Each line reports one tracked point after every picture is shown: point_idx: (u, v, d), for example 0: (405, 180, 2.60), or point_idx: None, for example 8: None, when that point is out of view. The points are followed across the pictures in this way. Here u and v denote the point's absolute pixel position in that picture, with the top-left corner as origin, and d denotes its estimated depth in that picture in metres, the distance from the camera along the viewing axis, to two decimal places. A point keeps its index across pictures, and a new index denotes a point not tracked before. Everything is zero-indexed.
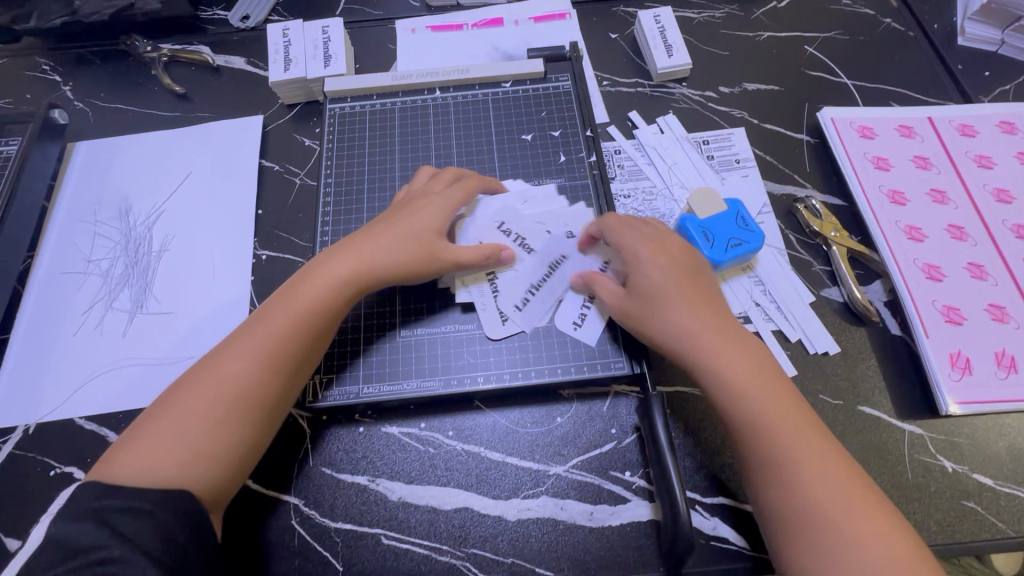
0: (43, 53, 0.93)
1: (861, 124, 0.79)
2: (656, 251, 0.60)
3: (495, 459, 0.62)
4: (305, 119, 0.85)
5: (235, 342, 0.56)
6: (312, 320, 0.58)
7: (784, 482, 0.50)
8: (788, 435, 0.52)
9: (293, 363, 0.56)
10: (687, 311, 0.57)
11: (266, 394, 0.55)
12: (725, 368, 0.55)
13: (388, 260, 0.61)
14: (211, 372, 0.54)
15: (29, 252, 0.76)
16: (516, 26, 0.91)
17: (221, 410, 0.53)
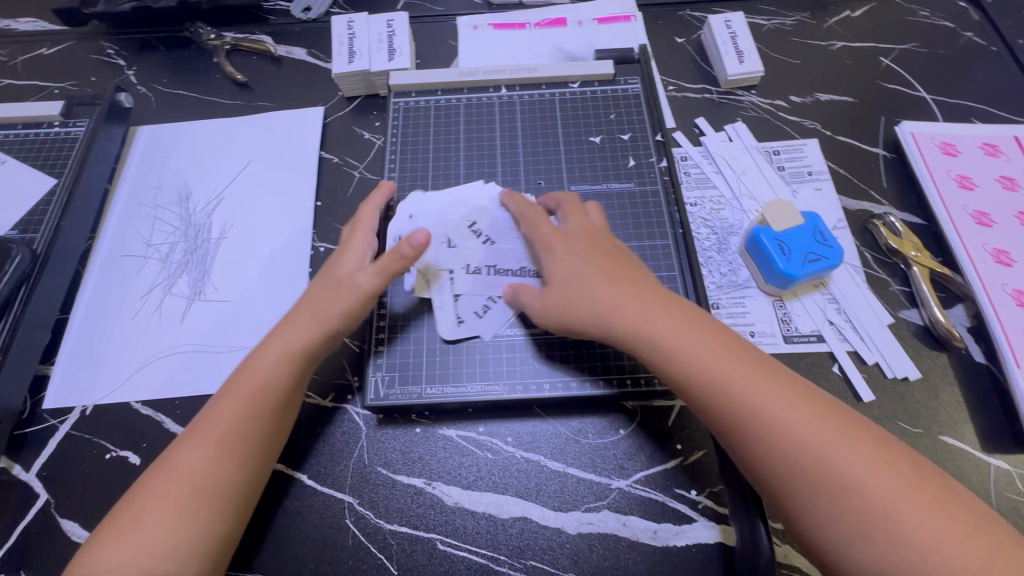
0: (109, 37, 0.94)
1: (942, 140, 0.76)
2: (563, 250, 0.60)
3: (556, 468, 0.60)
4: (365, 112, 0.84)
5: (187, 434, 0.55)
6: (260, 398, 0.56)
7: (784, 459, 0.46)
8: (775, 410, 0.47)
9: (246, 441, 0.54)
10: (616, 294, 0.56)
11: (225, 481, 0.52)
12: (680, 351, 0.52)
13: (315, 321, 0.58)
14: (168, 469, 0.52)
15: (90, 234, 0.76)
16: (580, 27, 0.90)
17: (183, 502, 0.51)
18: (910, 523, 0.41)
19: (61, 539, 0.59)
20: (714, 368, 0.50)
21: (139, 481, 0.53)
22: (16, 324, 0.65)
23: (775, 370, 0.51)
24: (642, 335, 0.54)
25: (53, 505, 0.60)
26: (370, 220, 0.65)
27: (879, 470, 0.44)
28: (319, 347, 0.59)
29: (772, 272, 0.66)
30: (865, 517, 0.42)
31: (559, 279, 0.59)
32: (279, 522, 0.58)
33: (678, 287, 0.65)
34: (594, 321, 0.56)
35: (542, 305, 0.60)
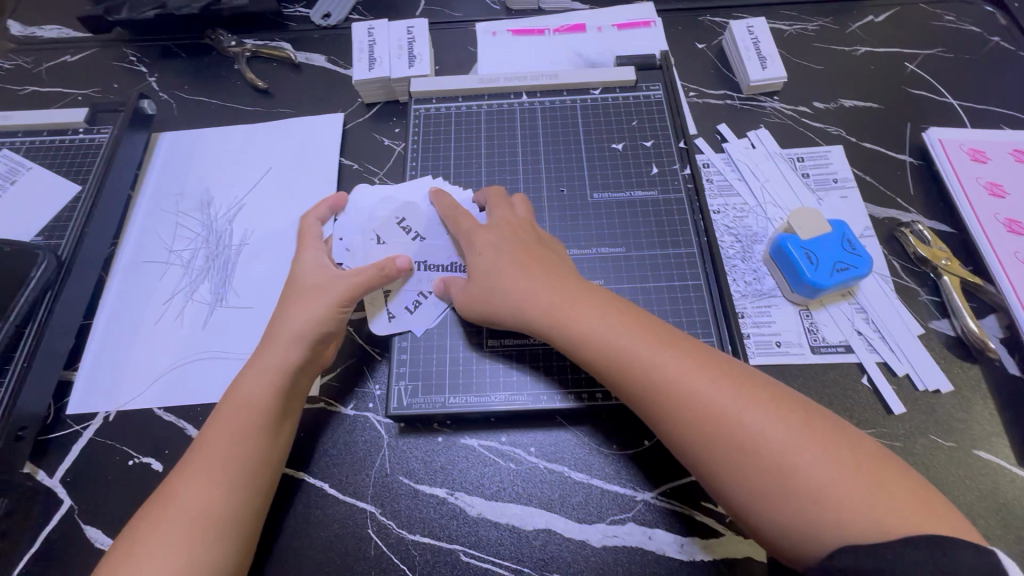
0: (132, 45, 0.95)
1: (971, 146, 0.75)
2: (481, 246, 0.60)
3: (580, 480, 0.60)
4: (385, 118, 0.84)
5: (182, 467, 0.53)
6: (249, 418, 0.55)
7: (698, 433, 0.46)
8: (696, 395, 0.47)
9: (242, 466, 0.53)
10: (533, 283, 0.56)
11: (225, 511, 0.51)
12: (601, 338, 0.52)
13: (298, 335, 0.58)
14: (164, 505, 0.51)
15: (113, 240, 0.76)
16: (599, 33, 0.89)
17: (182, 538, 0.49)
18: (807, 475, 0.42)
19: (85, 545, 0.59)
20: (622, 347, 0.51)
21: (135, 522, 0.51)
22: (42, 330, 0.65)
23: (682, 342, 0.51)
24: (554, 319, 0.54)
25: (77, 512, 0.60)
26: (318, 232, 0.66)
27: (777, 426, 0.45)
28: (307, 361, 0.58)
29: (799, 281, 0.64)
30: (765, 475, 0.43)
31: (477, 275, 0.59)
32: (301, 532, 0.58)
33: (704, 296, 0.64)
34: (506, 312, 0.56)
35: (462, 300, 0.60)
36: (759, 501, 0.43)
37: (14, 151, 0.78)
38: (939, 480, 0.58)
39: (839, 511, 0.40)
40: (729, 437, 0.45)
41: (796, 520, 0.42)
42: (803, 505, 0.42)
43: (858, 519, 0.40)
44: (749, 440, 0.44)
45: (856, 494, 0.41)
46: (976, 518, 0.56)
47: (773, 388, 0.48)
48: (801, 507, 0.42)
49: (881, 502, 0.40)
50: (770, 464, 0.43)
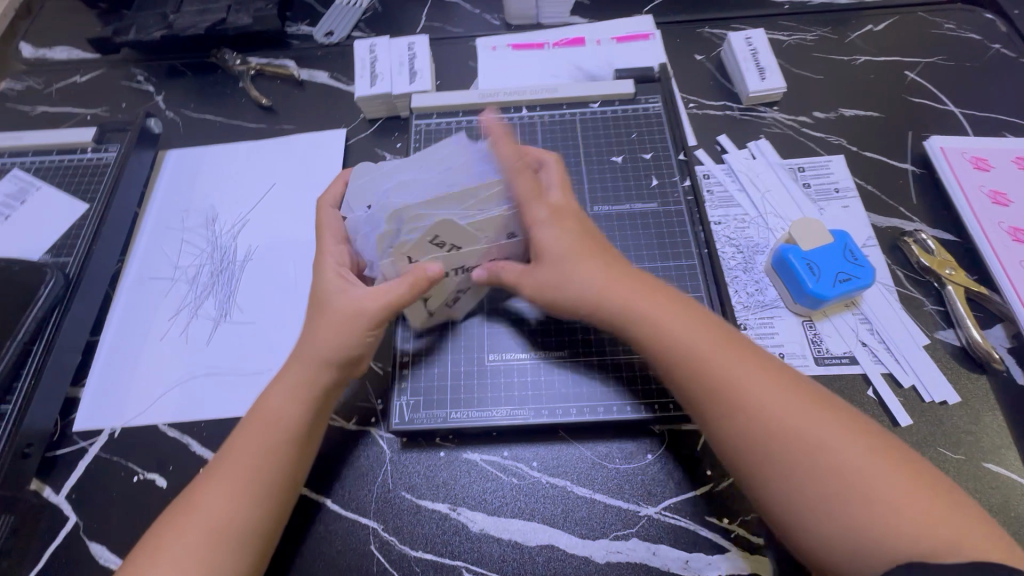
0: (140, 64, 0.97)
1: (974, 155, 0.74)
2: (556, 223, 0.57)
3: (583, 494, 0.59)
4: (387, 133, 0.85)
5: (208, 475, 0.53)
6: (278, 432, 0.54)
7: (769, 439, 0.47)
8: (770, 402, 0.48)
9: (266, 483, 0.53)
10: (607, 276, 0.56)
11: (244, 530, 0.51)
12: (675, 340, 0.52)
13: (322, 350, 0.56)
14: (188, 514, 0.51)
15: (120, 257, 0.77)
16: (599, 46, 0.90)
17: (202, 554, 0.49)
18: (877, 491, 0.43)
19: (90, 563, 0.59)
20: (699, 349, 0.51)
21: (156, 526, 0.52)
22: (50, 348, 0.66)
23: (760, 354, 0.51)
24: (628, 316, 0.54)
25: (82, 529, 0.61)
26: (336, 225, 0.64)
27: (849, 443, 0.45)
28: (329, 378, 0.57)
29: (801, 292, 0.64)
30: (821, 487, 0.44)
31: (552, 254, 0.57)
32: (303, 548, 0.58)
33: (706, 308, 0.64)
34: (586, 299, 0.56)
35: (534, 282, 0.58)
36: (808, 508, 0.44)
37: (24, 170, 0.80)
38: None
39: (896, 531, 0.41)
40: (797, 444, 0.46)
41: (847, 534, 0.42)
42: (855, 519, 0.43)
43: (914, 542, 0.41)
44: (817, 448, 0.45)
45: (920, 520, 0.42)
46: None
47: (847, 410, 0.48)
48: (855, 519, 0.43)
49: (941, 532, 0.41)
50: (831, 475, 0.44)
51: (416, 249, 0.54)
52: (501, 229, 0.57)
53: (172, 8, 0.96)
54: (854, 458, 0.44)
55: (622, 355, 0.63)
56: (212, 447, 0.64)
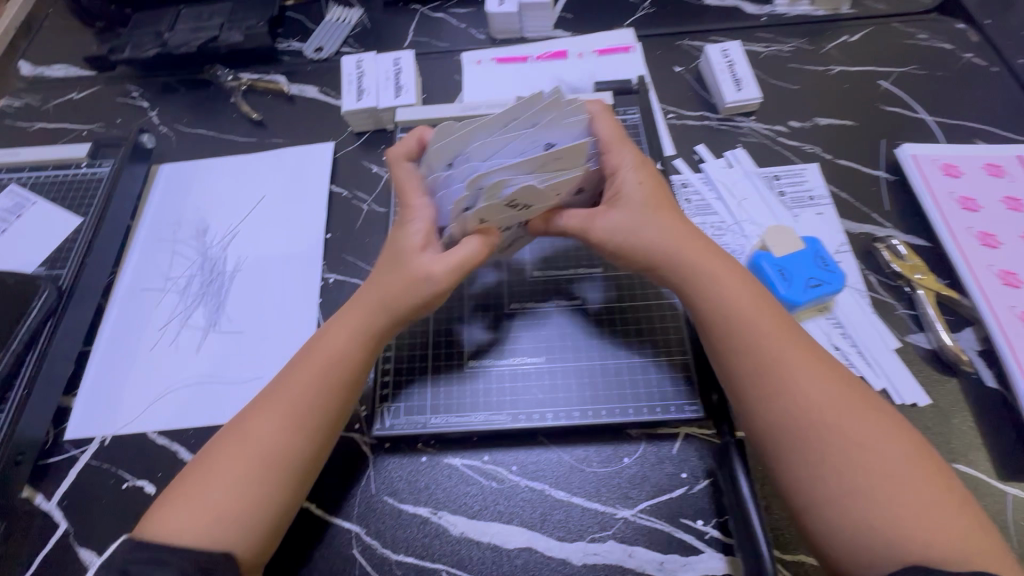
0: (135, 81, 0.99)
1: (944, 161, 0.76)
2: (641, 171, 0.61)
3: (561, 498, 0.60)
4: (374, 146, 0.87)
5: (262, 404, 0.57)
6: (329, 371, 0.58)
7: (810, 414, 0.51)
8: (818, 387, 0.52)
9: (316, 420, 0.56)
10: (677, 233, 0.60)
11: (292, 463, 0.55)
12: (735, 313, 0.56)
13: (377, 301, 0.59)
14: (241, 442, 0.55)
15: (113, 268, 0.79)
16: (581, 59, 0.93)
17: (250, 475, 0.54)
18: (897, 496, 0.46)
19: (80, 569, 0.60)
20: (747, 329, 0.55)
21: (208, 448, 0.57)
22: (43, 357, 0.68)
23: (808, 342, 0.55)
24: (688, 270, 0.59)
25: (72, 535, 0.62)
26: (415, 181, 0.61)
27: (874, 438, 0.49)
28: (382, 329, 0.59)
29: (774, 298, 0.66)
30: (838, 472, 0.48)
31: (632, 198, 0.61)
32: (287, 552, 0.59)
33: (679, 319, 0.66)
34: (661, 245, 0.60)
35: (605, 225, 0.61)
36: (822, 490, 0.48)
37: (20, 186, 0.82)
38: None
39: (901, 525, 0.45)
40: (823, 430, 0.50)
41: (855, 519, 0.46)
42: (863, 508, 0.47)
43: (915, 537, 0.45)
44: (841, 439, 0.49)
45: (925, 517, 0.46)
46: None
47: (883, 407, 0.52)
48: (863, 508, 0.47)
49: (943, 530, 0.45)
50: (849, 463, 0.48)
51: (492, 212, 0.55)
52: (574, 184, 0.59)
53: (167, 26, 0.99)
54: (875, 451, 0.48)
55: (598, 361, 0.65)
56: None
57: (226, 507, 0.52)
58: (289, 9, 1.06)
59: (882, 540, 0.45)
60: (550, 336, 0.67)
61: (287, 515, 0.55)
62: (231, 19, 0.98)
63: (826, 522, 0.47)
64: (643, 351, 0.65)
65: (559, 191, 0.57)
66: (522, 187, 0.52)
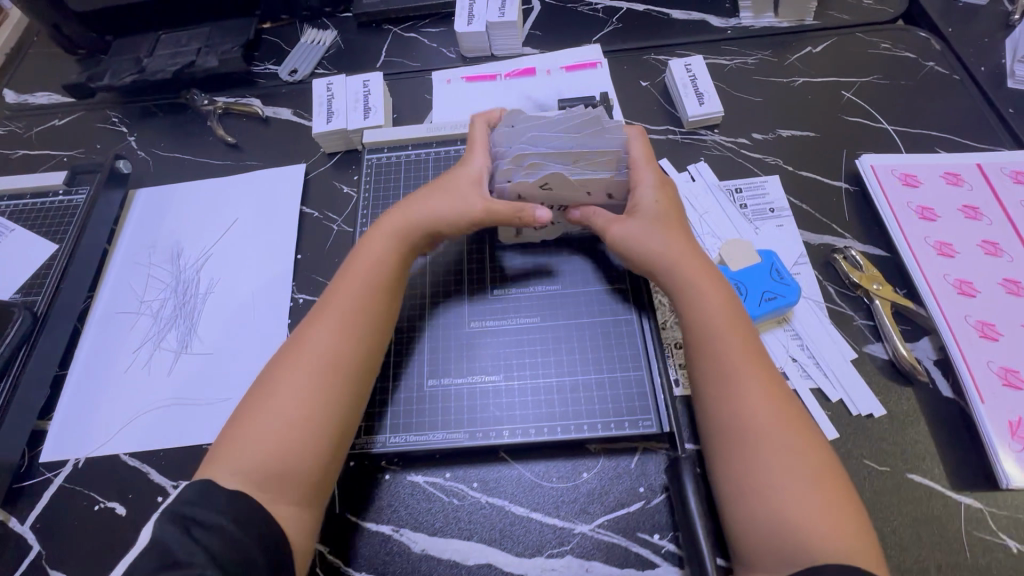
0: (115, 107, 1.02)
1: (904, 171, 0.77)
2: (659, 187, 0.64)
3: (520, 513, 0.61)
4: (345, 166, 0.89)
5: (309, 322, 0.61)
6: (370, 279, 0.63)
7: (753, 417, 0.53)
8: (759, 399, 0.53)
9: (364, 322, 0.61)
10: (677, 249, 0.61)
11: (347, 364, 0.59)
12: (708, 315, 0.58)
13: (422, 216, 0.66)
14: (296, 355, 0.59)
15: (89, 292, 0.81)
16: (549, 75, 0.94)
17: (304, 394, 0.56)
18: (804, 503, 0.49)
19: None
20: (710, 341, 0.57)
21: (263, 375, 0.59)
22: (15, 386, 0.70)
23: (766, 365, 0.56)
24: (671, 277, 0.61)
25: (44, 558, 0.64)
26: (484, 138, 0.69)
27: (795, 459, 0.51)
28: (421, 239, 0.66)
29: None
30: (753, 486, 0.51)
31: (647, 211, 0.63)
32: None
33: (636, 332, 0.66)
34: (663, 257, 0.61)
35: (620, 233, 0.63)
36: (740, 497, 0.51)
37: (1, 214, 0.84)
38: (873, 507, 0.58)
39: (802, 543, 0.47)
40: (754, 444, 0.52)
41: (760, 529, 0.49)
42: (771, 520, 0.49)
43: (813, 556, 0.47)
44: (767, 457, 0.51)
45: (827, 537, 0.47)
46: (907, 545, 0.56)
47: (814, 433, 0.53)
48: (769, 520, 0.49)
49: (841, 552, 0.47)
50: (768, 480, 0.50)
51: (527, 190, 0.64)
52: (602, 188, 0.64)
53: (145, 52, 1.01)
54: (794, 472, 0.50)
55: (555, 378, 0.65)
56: (169, 475, 0.67)
57: (289, 417, 0.55)
58: (265, 32, 1.08)
59: (780, 552, 0.48)
60: (507, 353, 0.66)
61: (348, 420, 0.58)
62: (207, 44, 1.01)
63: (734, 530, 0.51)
64: (598, 367, 0.65)
65: (588, 188, 0.64)
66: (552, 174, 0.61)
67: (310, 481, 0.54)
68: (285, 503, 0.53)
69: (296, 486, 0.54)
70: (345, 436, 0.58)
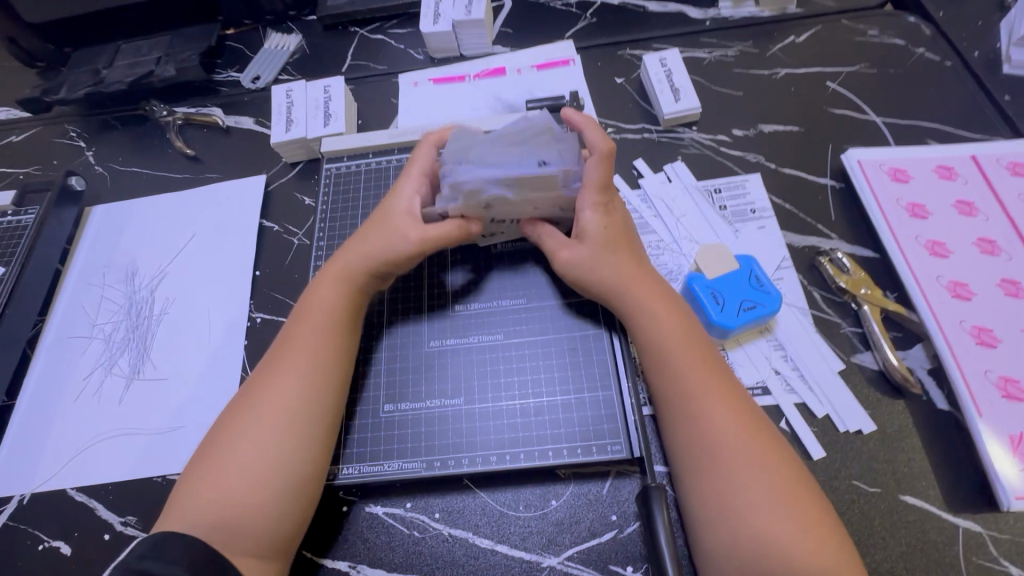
0: (72, 121, 0.98)
1: (893, 166, 0.72)
2: (605, 211, 0.60)
3: (484, 546, 0.57)
4: (307, 176, 0.85)
5: (267, 370, 0.57)
6: (327, 322, 0.59)
7: (711, 437, 0.51)
8: (719, 414, 0.51)
9: (329, 367, 0.57)
10: (625, 265, 0.59)
11: (317, 413, 0.55)
12: (657, 333, 0.56)
13: (368, 252, 0.61)
14: (254, 407, 0.54)
15: (40, 316, 0.78)
16: (519, 75, 0.90)
17: (271, 446, 0.52)
18: (772, 523, 0.46)
19: None
20: (664, 354, 0.55)
21: (215, 427, 0.55)
22: None
23: (726, 378, 0.54)
24: (622, 297, 0.58)
25: None
26: (428, 160, 0.65)
27: (760, 475, 0.48)
28: (370, 278, 0.61)
29: (708, 323, 0.63)
30: (721, 502, 0.48)
31: (594, 236, 0.60)
32: None
33: (605, 348, 0.62)
34: (612, 282, 0.58)
35: (566, 260, 0.60)
36: (709, 520, 0.49)
37: None
38: (862, 532, 0.54)
39: (780, 558, 0.45)
40: (717, 458, 0.50)
41: (734, 549, 0.47)
42: (746, 536, 0.46)
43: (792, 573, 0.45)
44: (730, 471, 0.49)
45: (798, 555, 0.45)
46: (899, 573, 0.52)
47: (775, 436, 0.52)
48: (745, 539, 0.46)
49: (814, 561, 0.45)
50: (736, 494, 0.48)
51: (469, 209, 0.60)
52: (551, 204, 0.61)
53: (104, 64, 0.97)
54: (759, 490, 0.48)
55: (519, 400, 0.60)
56: (117, 510, 0.63)
57: (253, 474, 0.51)
58: (228, 38, 1.03)
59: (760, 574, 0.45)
60: (468, 373, 0.62)
61: (317, 471, 0.54)
62: (167, 52, 0.95)
63: (708, 552, 0.48)
64: (565, 387, 0.60)
65: (535, 204, 0.60)
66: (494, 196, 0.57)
67: (281, 536, 0.51)
68: (248, 561, 0.49)
69: (260, 540, 0.50)
70: (315, 488, 0.53)
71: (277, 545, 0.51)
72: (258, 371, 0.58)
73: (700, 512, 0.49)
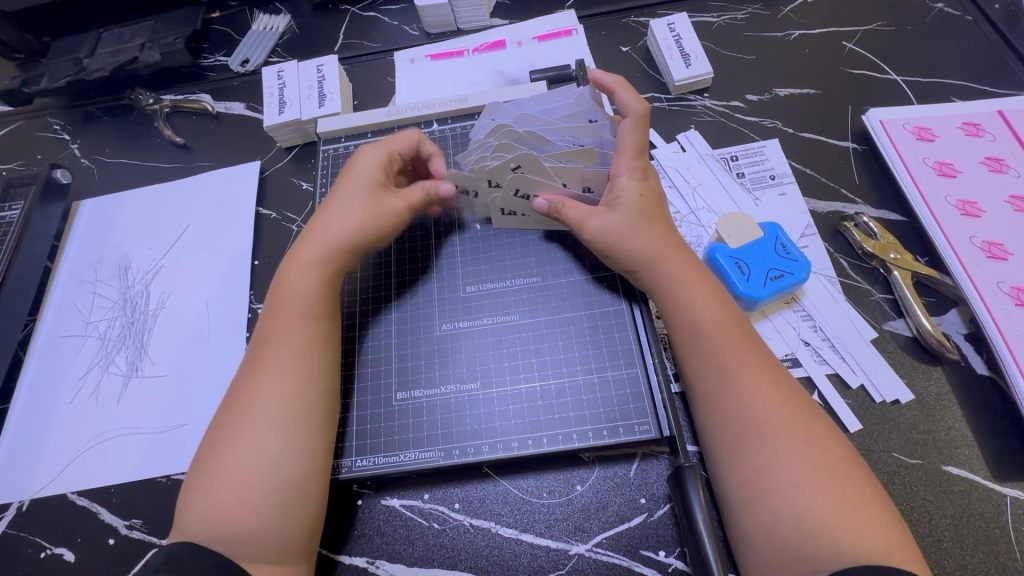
0: (56, 114, 0.94)
1: (917, 125, 0.69)
2: (642, 177, 0.58)
3: (508, 536, 0.54)
4: (304, 161, 0.81)
5: (249, 373, 0.53)
6: (303, 310, 0.55)
7: (748, 416, 0.48)
8: (756, 391, 0.49)
9: (316, 357, 0.53)
10: (653, 237, 0.56)
11: (312, 403, 0.52)
12: (688, 310, 0.53)
13: (359, 225, 0.58)
14: (240, 416, 0.51)
15: (30, 316, 0.75)
16: (519, 47, 0.86)
17: (270, 443, 0.49)
18: (816, 501, 0.44)
19: None
20: (698, 330, 0.52)
21: (210, 435, 0.52)
22: None
23: (763, 353, 0.51)
24: (651, 273, 0.55)
25: None
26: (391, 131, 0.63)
27: (801, 453, 0.46)
28: (349, 261, 0.59)
29: (733, 295, 0.60)
30: (762, 482, 0.45)
31: (629, 203, 0.57)
32: None
33: (628, 326, 0.59)
34: (640, 258, 0.55)
35: (597, 228, 0.57)
36: (747, 502, 0.46)
37: None
38: (906, 506, 0.51)
39: (826, 542, 0.42)
40: (757, 438, 0.47)
41: (780, 531, 0.44)
42: (790, 519, 0.44)
43: (841, 555, 0.42)
44: (771, 450, 0.46)
45: (845, 536, 0.42)
46: (947, 549, 0.49)
47: (815, 410, 0.49)
48: (790, 520, 0.44)
49: (864, 544, 0.42)
50: (777, 472, 0.45)
51: (496, 173, 0.57)
52: (578, 180, 0.59)
53: (85, 51, 0.90)
54: (804, 470, 0.45)
55: (538, 383, 0.57)
56: (121, 513, 0.61)
57: (253, 486, 0.48)
58: (214, 22, 0.98)
59: (803, 556, 0.43)
60: (483, 358, 0.59)
61: (317, 471, 0.51)
62: (151, 37, 0.90)
63: (748, 535, 0.46)
64: (585, 367, 0.58)
65: (563, 178, 0.58)
66: (526, 155, 0.55)
67: (294, 541, 0.48)
68: (260, 566, 0.46)
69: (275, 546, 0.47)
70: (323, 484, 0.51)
71: (288, 550, 0.48)
72: (240, 371, 0.54)
73: (739, 493, 0.47)
